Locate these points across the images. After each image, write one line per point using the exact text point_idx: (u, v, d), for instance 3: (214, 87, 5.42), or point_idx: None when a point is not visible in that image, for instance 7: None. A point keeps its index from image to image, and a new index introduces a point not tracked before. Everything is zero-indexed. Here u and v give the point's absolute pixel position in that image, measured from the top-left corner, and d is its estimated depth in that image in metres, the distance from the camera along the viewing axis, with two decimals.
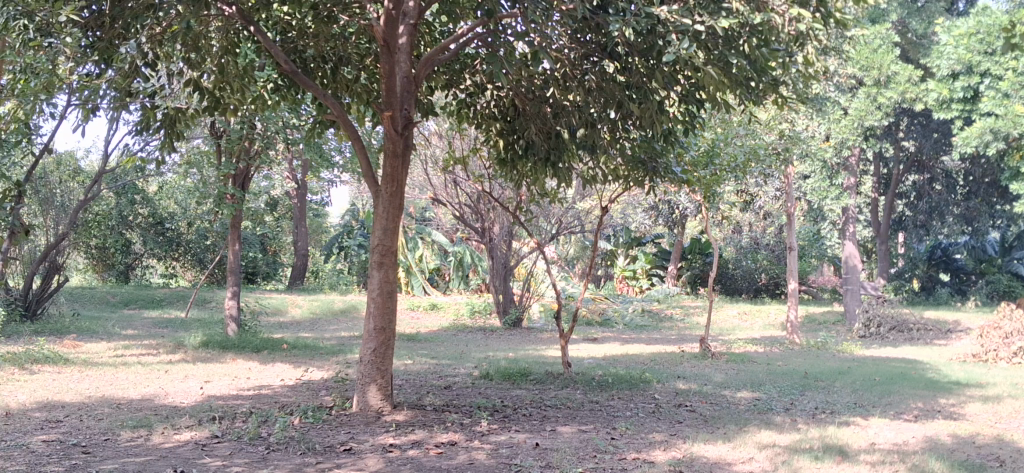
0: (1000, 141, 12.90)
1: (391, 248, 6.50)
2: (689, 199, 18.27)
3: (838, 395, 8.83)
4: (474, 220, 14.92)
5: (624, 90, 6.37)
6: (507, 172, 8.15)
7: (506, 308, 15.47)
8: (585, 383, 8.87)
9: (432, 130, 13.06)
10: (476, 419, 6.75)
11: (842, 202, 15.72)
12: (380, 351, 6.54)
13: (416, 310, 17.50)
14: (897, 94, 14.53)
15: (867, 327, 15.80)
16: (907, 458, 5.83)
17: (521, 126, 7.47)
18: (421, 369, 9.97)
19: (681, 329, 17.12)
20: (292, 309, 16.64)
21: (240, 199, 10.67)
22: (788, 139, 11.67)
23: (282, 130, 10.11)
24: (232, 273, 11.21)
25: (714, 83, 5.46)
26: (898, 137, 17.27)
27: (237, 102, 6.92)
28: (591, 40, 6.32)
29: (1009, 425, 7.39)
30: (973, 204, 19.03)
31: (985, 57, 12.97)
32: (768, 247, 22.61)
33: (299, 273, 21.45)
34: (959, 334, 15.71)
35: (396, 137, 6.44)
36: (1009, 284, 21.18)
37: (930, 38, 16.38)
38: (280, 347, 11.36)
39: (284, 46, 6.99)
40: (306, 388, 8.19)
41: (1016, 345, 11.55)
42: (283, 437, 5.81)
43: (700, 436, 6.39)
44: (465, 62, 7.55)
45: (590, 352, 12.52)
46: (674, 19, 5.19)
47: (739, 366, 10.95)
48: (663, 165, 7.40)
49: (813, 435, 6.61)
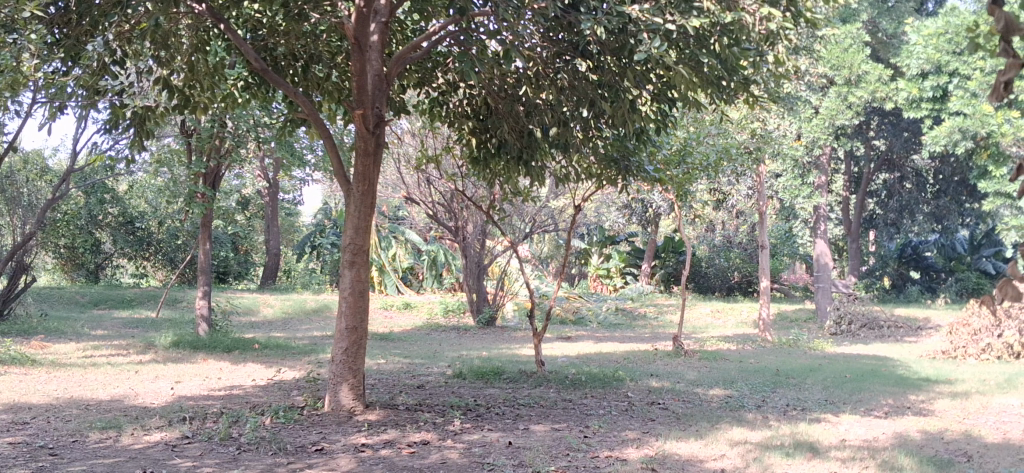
0: (968, 140, 13.02)
1: (363, 247, 6.46)
2: (661, 198, 18.34)
3: (809, 392, 8.90)
4: (448, 219, 14.90)
5: (596, 89, 6.36)
6: (480, 169, 8.16)
7: (480, 308, 15.48)
8: (557, 382, 8.87)
9: (404, 128, 13.02)
10: (449, 418, 6.73)
11: (814, 200, 15.77)
12: (352, 351, 6.52)
13: (389, 310, 17.41)
14: (867, 93, 14.65)
15: (838, 324, 15.97)
16: (877, 454, 5.88)
17: (493, 125, 7.45)
18: (394, 369, 9.92)
19: (655, 327, 17.17)
20: (264, 309, 16.52)
21: (211, 198, 10.56)
22: (760, 138, 11.78)
23: (253, 129, 10.04)
24: (203, 273, 11.12)
25: (685, 83, 5.48)
26: (869, 136, 17.50)
27: (207, 101, 6.86)
28: (563, 39, 6.29)
29: (978, 421, 7.47)
30: (942, 202, 19.22)
31: (953, 57, 13.10)
32: (741, 245, 23.11)
33: (271, 272, 21.36)
34: (930, 331, 15.90)
35: (368, 135, 6.39)
36: (977, 281, 21.36)
37: (900, 37, 16.55)
38: (251, 347, 11.26)
39: (254, 43, 6.95)
40: (278, 388, 8.15)
41: (984, 342, 11.73)
42: (254, 438, 5.76)
43: (673, 434, 6.42)
44: (437, 60, 7.53)
45: (564, 351, 12.52)
46: (646, 18, 5.23)
47: (712, 364, 11.03)
48: (635, 164, 7.46)
49: (783, 431, 6.66)
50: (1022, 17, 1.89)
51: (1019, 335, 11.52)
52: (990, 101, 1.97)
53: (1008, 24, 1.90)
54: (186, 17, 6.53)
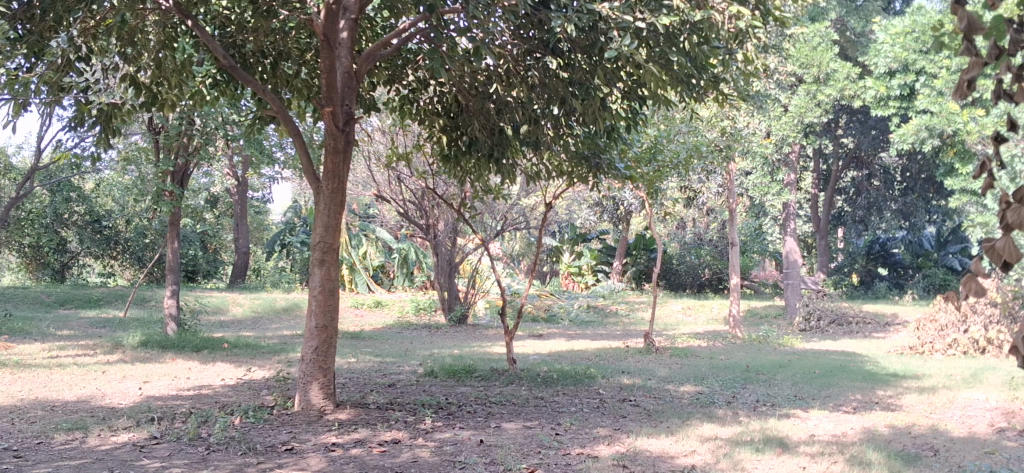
0: (934, 137, 13.13)
1: (333, 245, 6.43)
2: (632, 195, 18.50)
3: (779, 387, 8.95)
4: (419, 217, 14.85)
5: (566, 86, 6.34)
6: (451, 167, 8.15)
7: (451, 305, 15.45)
8: (529, 379, 8.87)
9: (374, 126, 12.95)
10: (421, 417, 6.71)
11: (783, 197, 15.99)
12: (322, 349, 6.48)
13: (360, 308, 17.36)
14: (835, 91, 14.78)
15: (807, 320, 16.11)
16: (846, 449, 5.93)
17: (464, 122, 7.42)
18: (365, 367, 9.88)
19: (626, 324, 17.24)
20: (233, 308, 16.39)
21: (179, 196, 10.44)
22: (730, 136, 11.88)
23: (222, 126, 9.93)
24: (171, 272, 11.01)
25: (655, 81, 5.49)
26: (838, 134, 17.68)
27: (175, 98, 6.80)
28: (534, 36, 6.26)
29: (944, 415, 7.56)
30: (909, 199, 19.20)
31: (919, 55, 13.21)
32: (712, 243, 23.26)
33: (240, 270, 21.23)
34: (898, 327, 16.07)
35: (337, 133, 6.36)
36: (944, 277, 21.58)
37: (867, 35, 16.72)
38: (220, 346, 11.17)
39: (222, 40, 6.88)
40: (247, 388, 8.07)
41: (951, 338, 11.86)
42: (223, 437, 5.71)
43: (644, 430, 6.44)
44: (407, 57, 7.49)
45: (535, 349, 12.52)
46: (616, 16, 5.26)
47: (683, 361, 11.08)
48: (606, 161, 7.50)
49: (753, 427, 6.69)
50: (983, 16, 1.92)
51: (984, 330, 11.67)
52: (954, 98, 1.99)
53: (970, 23, 1.92)
54: (153, 14, 6.44)
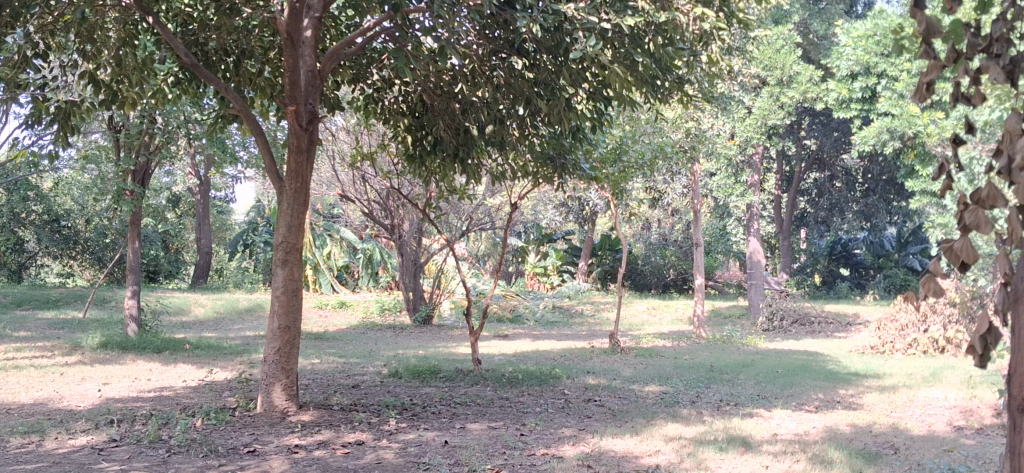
0: (895, 140, 13.27)
1: (296, 245, 6.37)
2: (597, 195, 18.58)
3: (742, 387, 9.02)
4: (383, 217, 14.77)
5: (531, 86, 6.31)
6: (416, 167, 8.12)
7: (416, 306, 15.41)
8: (494, 380, 8.85)
9: (338, 125, 12.86)
10: (385, 418, 6.67)
11: (747, 198, 16.15)
12: (285, 350, 6.41)
13: (324, 308, 17.23)
14: (798, 94, 14.94)
15: (770, 320, 16.24)
16: (808, 448, 5.97)
17: (429, 122, 7.39)
18: (328, 368, 9.81)
19: (591, 324, 17.30)
20: (195, 308, 16.22)
21: (140, 196, 10.30)
22: (694, 137, 11.96)
23: (183, 125, 9.80)
24: (132, 273, 10.86)
25: (619, 81, 5.48)
26: (800, 136, 17.83)
27: (135, 96, 6.72)
28: (500, 36, 6.22)
29: (905, 414, 7.65)
30: (871, 200, 19.49)
31: (881, 58, 13.29)
32: (676, 243, 23.41)
33: (202, 270, 21.02)
34: (859, 327, 16.27)
35: (301, 132, 6.30)
36: (904, 277, 21.85)
37: (830, 38, 16.86)
38: (182, 347, 11.06)
39: (184, 38, 6.78)
40: (209, 389, 7.98)
41: (911, 337, 12.02)
42: (184, 439, 5.63)
43: (608, 430, 6.44)
44: (372, 56, 7.42)
45: (501, 349, 12.50)
46: (581, 17, 5.26)
47: (647, 361, 11.12)
48: (571, 162, 7.53)
49: (716, 426, 6.73)
50: (942, 20, 1.99)
51: (943, 330, 11.80)
52: (914, 102, 2.07)
53: (928, 27, 1.99)
54: (113, 11, 6.33)
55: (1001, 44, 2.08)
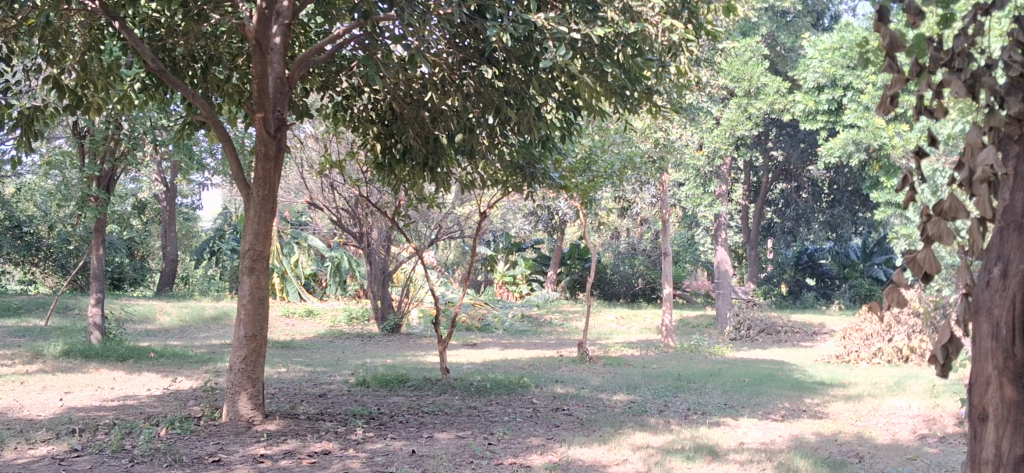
0: (861, 151, 13.43)
1: (263, 253, 6.32)
2: (567, 205, 18.64)
3: (709, 396, 9.06)
4: (352, 225, 14.70)
5: (501, 96, 6.32)
6: (385, 175, 8.08)
7: (384, 314, 15.35)
8: (462, 389, 8.83)
9: (306, 132, 12.80)
10: (351, 427, 6.63)
11: (715, 208, 16.30)
12: (250, 359, 6.35)
13: (291, 317, 17.09)
14: (766, 105, 15.11)
15: (737, 330, 16.34)
16: (774, 457, 6.01)
17: (398, 131, 7.38)
18: (295, 377, 9.73)
19: (560, 333, 17.32)
20: (160, 317, 16.04)
21: (105, 202, 10.18)
22: (663, 147, 12.01)
23: (150, 131, 9.72)
24: (96, 280, 10.73)
25: (589, 92, 5.49)
26: (768, 147, 18.01)
27: (101, 101, 6.65)
28: (469, 45, 6.22)
29: (869, 422, 7.72)
30: (836, 211, 19.72)
31: (847, 71, 13.39)
32: (645, 253, 23.55)
33: (168, 278, 20.80)
34: (824, 336, 16.43)
35: (268, 140, 6.26)
36: (869, 287, 22.06)
37: (797, 50, 17.02)
38: (147, 356, 10.94)
39: (151, 44, 6.72)
40: (173, 398, 7.89)
41: (876, 346, 12.15)
42: (148, 449, 5.56)
43: (576, 439, 6.44)
44: (341, 64, 7.38)
45: (469, 358, 12.48)
46: (551, 27, 5.27)
47: (615, 370, 11.14)
48: (540, 171, 7.55)
49: (684, 436, 6.75)
50: (906, 35, 2.08)
51: (907, 340, 11.95)
52: (878, 114, 2.16)
53: (893, 42, 2.08)
54: (78, 14, 6.26)
55: (962, 59, 2.14)
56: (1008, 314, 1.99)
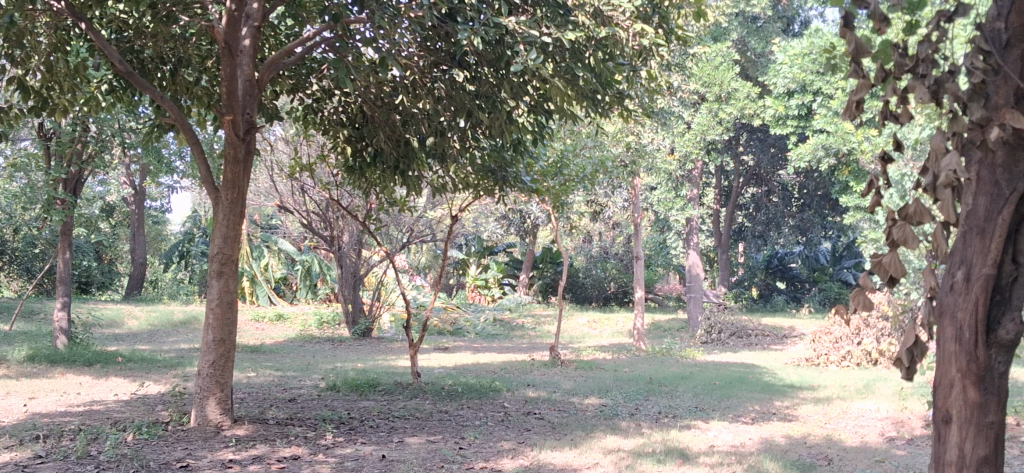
0: (830, 156, 13.55)
1: (232, 256, 6.27)
2: (538, 208, 18.69)
3: (680, 399, 9.09)
4: (322, 228, 14.60)
5: (473, 99, 6.32)
6: (356, 178, 8.04)
7: (356, 319, 15.29)
8: (434, 393, 8.81)
9: (277, 135, 12.72)
10: (321, 432, 6.59)
11: (686, 212, 16.37)
12: (219, 363, 6.29)
13: (261, 321, 16.95)
14: (736, 110, 15.24)
15: (708, 333, 16.42)
16: (744, 459, 6.04)
17: (369, 134, 7.34)
18: (264, 381, 9.66)
19: (532, 337, 17.32)
20: (128, 321, 15.87)
21: (71, 205, 10.05)
22: (634, 151, 12.06)
23: (117, 133, 9.63)
24: (62, 284, 10.60)
25: (560, 96, 5.48)
26: (739, 151, 18.12)
27: (67, 102, 6.56)
28: (441, 48, 6.18)
29: (838, 425, 7.78)
30: (806, 215, 19.87)
31: (817, 76, 13.27)
32: (617, 256, 23.65)
33: (136, 282, 20.61)
34: (794, 339, 16.55)
35: (238, 142, 6.20)
36: (838, 291, 22.25)
37: (767, 56, 17.14)
38: (114, 360, 10.82)
39: (119, 45, 6.65)
40: (141, 403, 7.80)
41: (845, 350, 12.25)
42: (114, 454, 5.48)
43: (547, 443, 6.44)
44: (311, 66, 7.33)
45: (440, 362, 12.45)
46: (522, 30, 5.23)
47: (587, 373, 11.15)
48: (512, 174, 7.55)
49: (655, 439, 6.77)
50: (869, 41, 2.11)
51: (876, 343, 12.05)
52: (845, 118, 2.21)
53: (857, 48, 2.11)
54: (43, 15, 6.17)
55: (925, 65, 2.16)
56: (971, 316, 2.06)
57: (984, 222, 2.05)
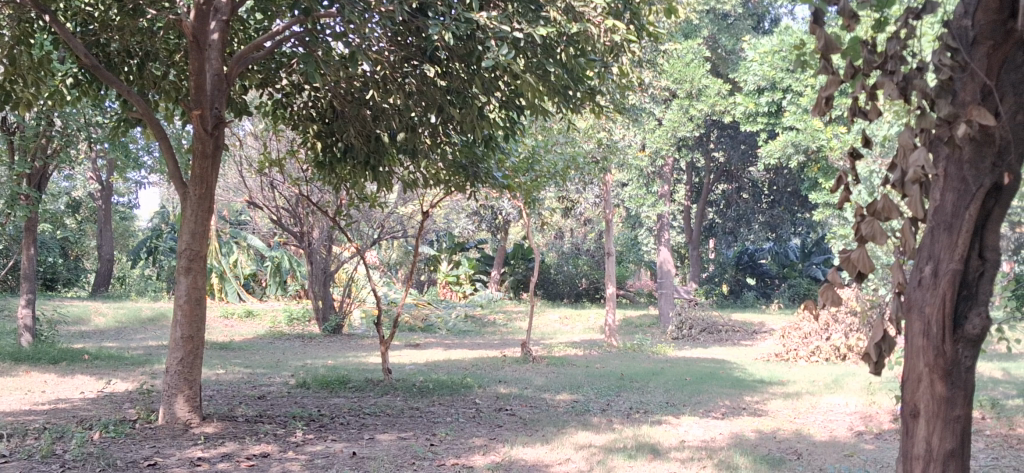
0: (800, 153, 13.64)
1: (200, 253, 6.19)
2: (510, 204, 18.71)
3: (651, 395, 9.11)
4: (292, 224, 14.50)
5: (444, 95, 6.28)
6: (326, 174, 7.97)
7: (326, 315, 15.19)
8: (405, 389, 8.77)
9: (246, 130, 12.63)
10: (291, 429, 6.53)
11: (657, 208, 16.44)
12: (188, 361, 6.21)
13: (230, 318, 16.82)
14: (707, 107, 15.30)
15: (679, 329, 16.48)
16: (714, 454, 6.06)
17: (339, 129, 7.27)
18: (233, 379, 9.57)
19: (503, 334, 17.32)
20: (95, 318, 15.69)
21: (36, 200, 9.90)
22: (605, 148, 12.08)
23: (83, 128, 9.52)
24: (27, 280, 10.45)
25: (532, 91, 5.44)
26: (709, 148, 18.20)
27: (31, 96, 6.44)
28: (412, 43, 6.14)
29: (807, 420, 7.83)
30: (775, 212, 20.00)
31: (786, 74, 13.36)
32: (589, 253, 23.71)
33: (103, 278, 20.39)
34: (764, 335, 16.65)
35: (206, 137, 6.12)
36: (808, 287, 22.42)
37: (738, 53, 17.24)
38: (80, 358, 10.67)
39: (84, 38, 6.55)
40: (108, 401, 7.70)
41: (814, 345, 12.34)
42: (79, 453, 5.40)
43: (518, 439, 6.42)
44: (280, 61, 7.25)
45: (412, 359, 12.41)
46: (493, 26, 5.19)
47: (558, 369, 11.16)
48: (483, 170, 7.53)
49: (626, 434, 6.78)
50: (839, 38, 2.11)
51: (845, 338, 12.15)
52: (813, 115, 2.21)
53: (827, 43, 2.11)
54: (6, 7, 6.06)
55: (894, 62, 2.16)
56: (938, 311, 2.06)
57: (952, 218, 2.06)
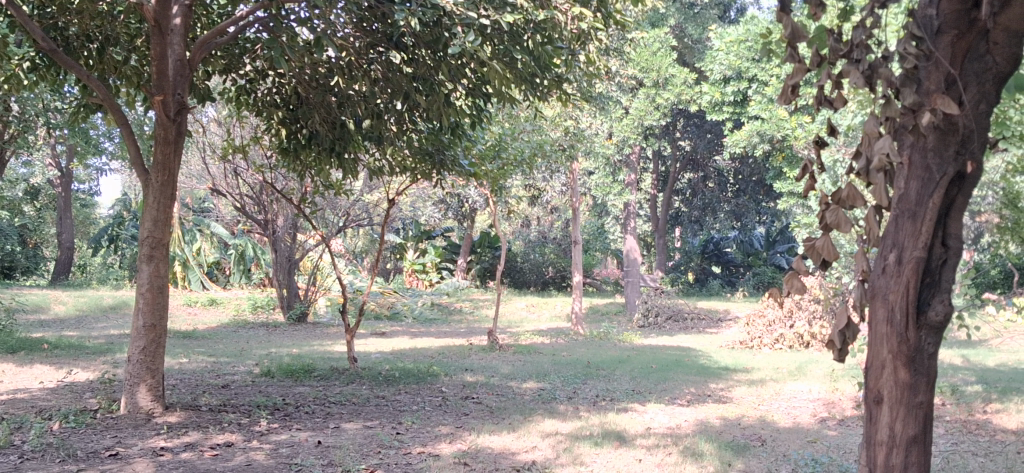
0: (765, 142, 13.70)
1: (162, 240, 6.09)
2: (476, 192, 18.86)
3: (617, 382, 9.13)
4: (255, 211, 14.35)
5: (410, 81, 6.22)
6: (290, 160, 7.86)
7: (291, 303, 15.08)
8: (370, 378, 8.72)
9: (209, 116, 12.46)
10: (256, 418, 6.46)
11: (624, 197, 16.49)
12: (150, 349, 6.12)
13: (193, 306, 16.64)
14: (673, 96, 15.32)
15: (645, 317, 16.55)
16: (680, 441, 6.07)
17: (303, 115, 7.17)
18: (196, 368, 9.45)
19: (470, 322, 17.29)
20: (55, 307, 15.46)
21: None
22: (572, 135, 12.05)
23: (41, 113, 9.33)
24: None
25: (498, 77, 5.39)
26: (675, 137, 18.23)
27: None
28: (377, 29, 6.06)
29: (771, 406, 7.88)
30: (741, 200, 20.12)
31: (752, 63, 13.40)
32: (555, 241, 23.75)
33: (63, 266, 20.07)
34: (729, 323, 16.75)
35: (168, 123, 6.00)
36: (772, 274, 22.60)
37: (704, 42, 17.27)
38: (40, 347, 10.50)
39: (41, 22, 6.39)
40: (68, 391, 7.58)
41: (778, 333, 12.44)
42: (39, 443, 5.30)
43: (485, 427, 6.40)
44: (244, 46, 7.12)
45: (377, 347, 12.34)
46: (460, 12, 5.12)
47: (524, 357, 11.16)
48: (449, 157, 7.48)
49: (592, 422, 6.78)
50: (805, 26, 2.09)
51: (808, 326, 12.25)
52: (778, 102, 2.19)
53: (793, 31, 2.09)
54: None
55: (860, 51, 2.14)
56: (902, 298, 2.06)
57: (916, 206, 2.06)
